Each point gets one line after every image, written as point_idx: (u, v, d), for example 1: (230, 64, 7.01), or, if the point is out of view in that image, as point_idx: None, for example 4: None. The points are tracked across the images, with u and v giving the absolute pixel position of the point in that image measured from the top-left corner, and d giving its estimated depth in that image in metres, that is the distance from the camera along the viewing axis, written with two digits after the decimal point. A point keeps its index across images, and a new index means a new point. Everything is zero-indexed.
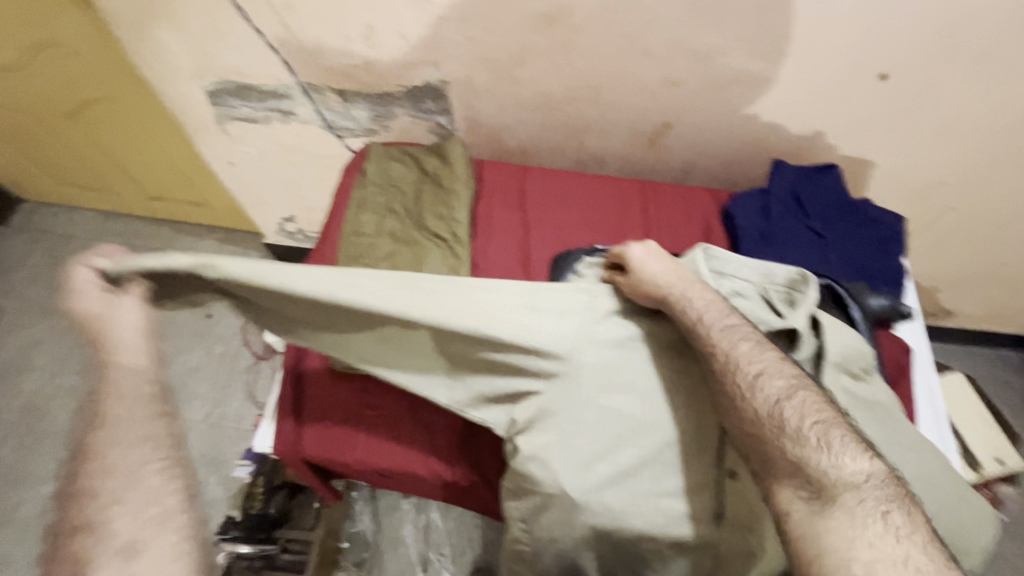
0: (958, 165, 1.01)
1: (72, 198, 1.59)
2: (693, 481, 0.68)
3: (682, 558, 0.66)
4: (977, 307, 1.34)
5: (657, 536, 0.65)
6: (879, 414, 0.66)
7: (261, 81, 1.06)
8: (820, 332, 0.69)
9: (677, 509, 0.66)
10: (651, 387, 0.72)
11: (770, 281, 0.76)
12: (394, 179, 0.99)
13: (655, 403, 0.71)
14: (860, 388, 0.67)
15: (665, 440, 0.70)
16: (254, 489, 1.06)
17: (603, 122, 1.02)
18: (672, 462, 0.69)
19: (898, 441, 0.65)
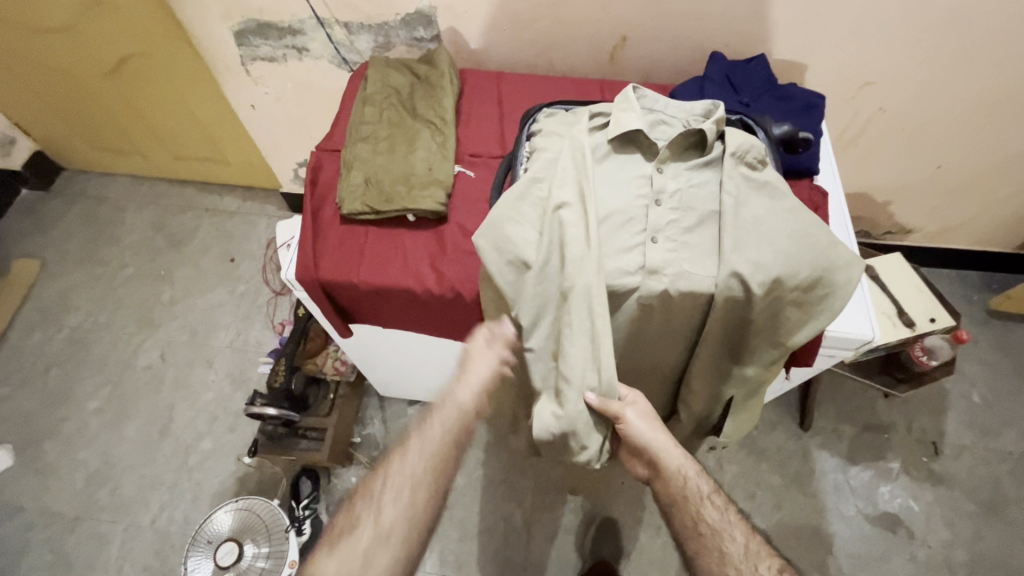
0: (878, 65, 1.17)
1: (119, 145, 1.85)
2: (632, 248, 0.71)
3: (623, 309, 0.70)
4: (903, 213, 1.59)
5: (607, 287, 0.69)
6: (772, 192, 0.69)
7: (277, 18, 1.20)
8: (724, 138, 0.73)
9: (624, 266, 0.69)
10: (613, 181, 0.73)
11: (691, 114, 0.78)
12: (390, 81, 1.05)
13: (616, 191, 0.72)
14: (755, 174, 0.70)
15: (624, 214, 0.71)
16: (277, 367, 1.22)
17: (566, 41, 1.17)
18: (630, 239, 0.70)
19: (791, 210, 0.68)
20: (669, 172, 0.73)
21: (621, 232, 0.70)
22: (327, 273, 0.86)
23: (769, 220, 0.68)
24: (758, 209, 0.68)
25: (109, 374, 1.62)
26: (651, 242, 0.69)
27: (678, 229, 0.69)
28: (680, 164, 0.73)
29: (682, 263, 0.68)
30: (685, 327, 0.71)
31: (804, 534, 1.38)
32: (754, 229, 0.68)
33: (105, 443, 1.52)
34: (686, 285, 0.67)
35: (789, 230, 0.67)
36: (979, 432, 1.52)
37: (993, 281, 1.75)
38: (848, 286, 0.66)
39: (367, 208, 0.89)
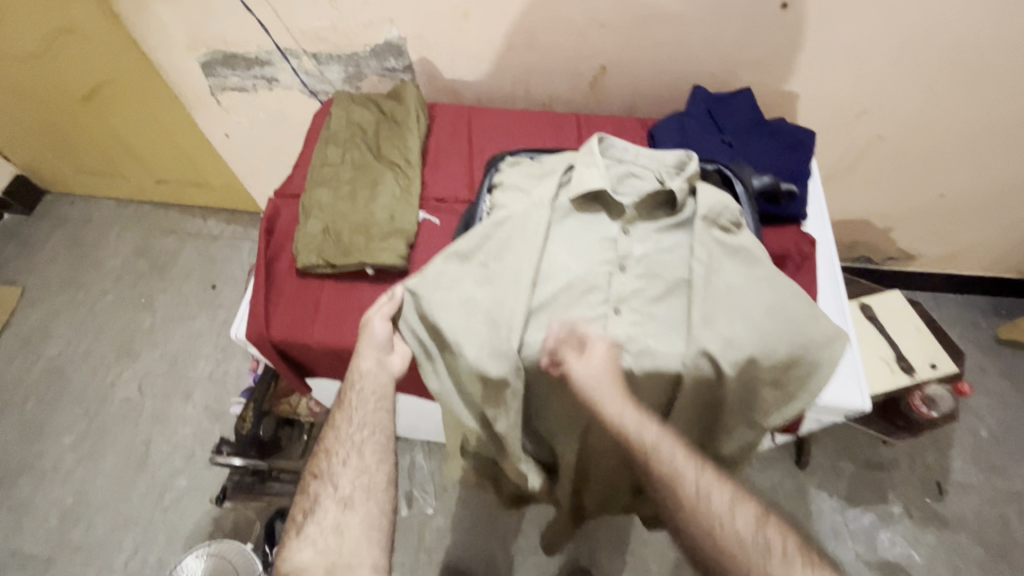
0: (875, 94, 1.10)
1: (100, 170, 1.82)
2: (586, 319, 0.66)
3: None
4: (906, 240, 1.51)
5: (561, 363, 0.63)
6: (746, 258, 0.64)
7: (244, 48, 1.16)
8: (696, 195, 0.67)
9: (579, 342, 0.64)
10: (569, 247, 0.68)
11: (663, 165, 0.71)
12: (354, 119, 1.00)
13: (574, 257, 0.67)
14: (727, 238, 0.64)
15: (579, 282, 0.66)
16: (245, 412, 1.16)
17: (543, 70, 1.11)
18: (587, 309, 0.65)
19: (764, 277, 0.63)
20: (636, 234, 0.68)
21: (582, 302, 0.65)
22: (279, 333, 0.81)
23: (740, 290, 0.62)
24: (728, 277, 0.63)
25: (86, 407, 1.59)
26: (614, 313, 0.65)
27: (645, 299, 0.64)
28: (648, 225, 0.68)
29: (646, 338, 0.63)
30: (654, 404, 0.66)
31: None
32: (727, 301, 0.62)
33: (81, 479, 1.49)
34: (651, 363, 0.62)
35: (762, 299, 0.62)
36: (987, 470, 1.44)
37: (1002, 306, 1.66)
38: (830, 362, 0.60)
39: (322, 262, 0.84)
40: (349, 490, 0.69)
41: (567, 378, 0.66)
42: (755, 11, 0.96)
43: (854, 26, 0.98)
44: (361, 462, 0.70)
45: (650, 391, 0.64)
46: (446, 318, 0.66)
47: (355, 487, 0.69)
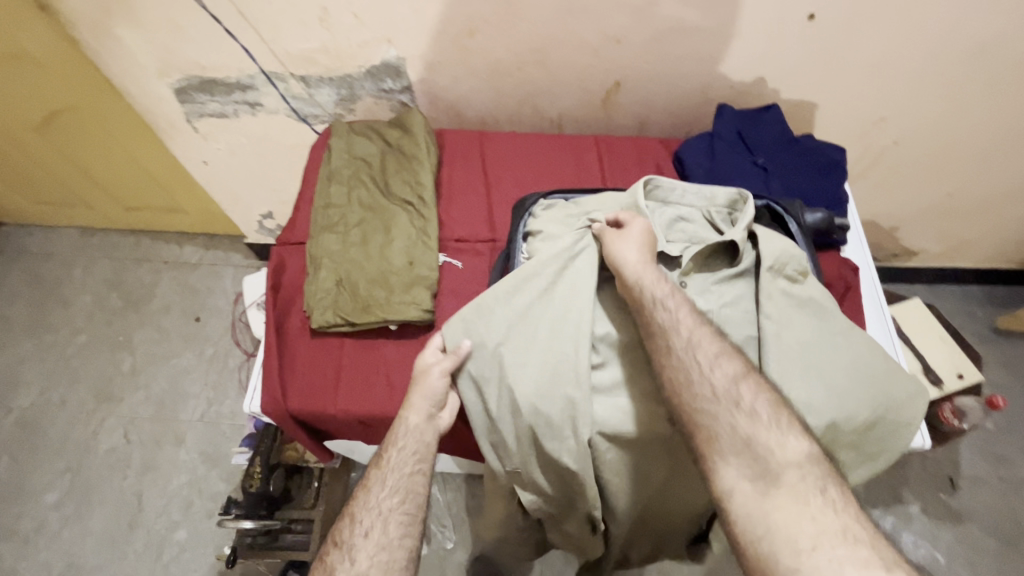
0: (894, 101, 1.07)
1: (62, 200, 1.68)
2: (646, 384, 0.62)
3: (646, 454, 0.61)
4: (911, 238, 1.51)
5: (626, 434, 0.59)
6: (813, 309, 0.61)
7: (223, 73, 1.05)
8: (756, 242, 0.63)
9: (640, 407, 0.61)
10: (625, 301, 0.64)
11: (713, 205, 0.68)
12: (357, 153, 0.92)
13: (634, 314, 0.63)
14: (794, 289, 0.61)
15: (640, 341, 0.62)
16: (251, 468, 1.08)
17: (553, 87, 1.04)
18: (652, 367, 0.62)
19: (833, 329, 0.60)
20: (694, 287, 0.64)
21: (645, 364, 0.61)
22: (299, 406, 0.73)
23: (812, 346, 0.59)
24: (800, 332, 0.59)
25: (67, 460, 1.47)
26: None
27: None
28: (706, 277, 0.64)
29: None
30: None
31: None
32: (802, 359, 0.58)
33: (69, 540, 1.38)
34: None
35: (836, 353, 0.59)
36: (994, 461, 1.47)
37: (999, 295, 1.68)
38: (911, 419, 0.59)
39: (340, 320, 0.77)
40: (365, 565, 0.58)
41: (635, 448, 0.61)
42: (778, 24, 0.92)
43: (878, 36, 0.94)
44: (386, 533, 0.60)
45: None
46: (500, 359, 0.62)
47: (372, 564, 0.58)
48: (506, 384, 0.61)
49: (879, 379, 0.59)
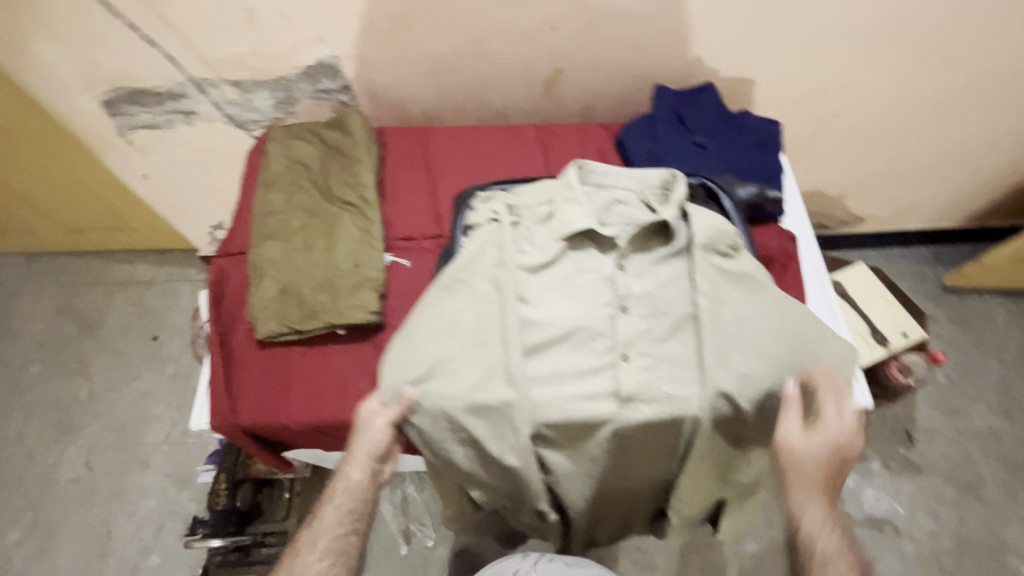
0: (829, 74, 1.10)
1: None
2: (590, 369, 0.61)
3: (595, 439, 0.61)
4: (863, 205, 1.55)
5: (573, 420, 0.59)
6: (748, 283, 0.63)
7: (152, 82, 1.01)
8: (689, 220, 0.65)
9: (586, 392, 0.60)
10: (565, 288, 0.64)
11: (647, 186, 0.68)
12: (296, 156, 0.90)
13: (573, 299, 0.63)
14: (728, 264, 0.63)
15: (579, 326, 0.62)
16: (217, 484, 1.07)
17: (494, 77, 1.03)
18: (593, 352, 0.62)
19: (766, 301, 0.62)
20: (632, 268, 0.65)
21: (586, 348, 0.62)
22: (248, 418, 0.73)
23: (745, 318, 0.61)
24: (731, 306, 0.62)
25: (28, 495, 1.41)
26: (622, 360, 0.61)
27: (652, 340, 0.62)
28: (643, 257, 0.65)
29: (659, 382, 0.60)
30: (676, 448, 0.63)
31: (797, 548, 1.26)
32: (734, 332, 0.61)
33: None
34: (668, 408, 0.59)
35: (767, 324, 0.61)
36: (949, 414, 1.53)
37: (943, 258, 1.73)
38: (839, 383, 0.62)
39: (285, 328, 0.75)
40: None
41: (582, 434, 0.61)
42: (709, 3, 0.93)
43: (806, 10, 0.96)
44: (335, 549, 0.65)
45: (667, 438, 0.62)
46: (437, 358, 0.62)
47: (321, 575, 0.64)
48: (450, 382, 0.61)
49: (810, 348, 0.62)
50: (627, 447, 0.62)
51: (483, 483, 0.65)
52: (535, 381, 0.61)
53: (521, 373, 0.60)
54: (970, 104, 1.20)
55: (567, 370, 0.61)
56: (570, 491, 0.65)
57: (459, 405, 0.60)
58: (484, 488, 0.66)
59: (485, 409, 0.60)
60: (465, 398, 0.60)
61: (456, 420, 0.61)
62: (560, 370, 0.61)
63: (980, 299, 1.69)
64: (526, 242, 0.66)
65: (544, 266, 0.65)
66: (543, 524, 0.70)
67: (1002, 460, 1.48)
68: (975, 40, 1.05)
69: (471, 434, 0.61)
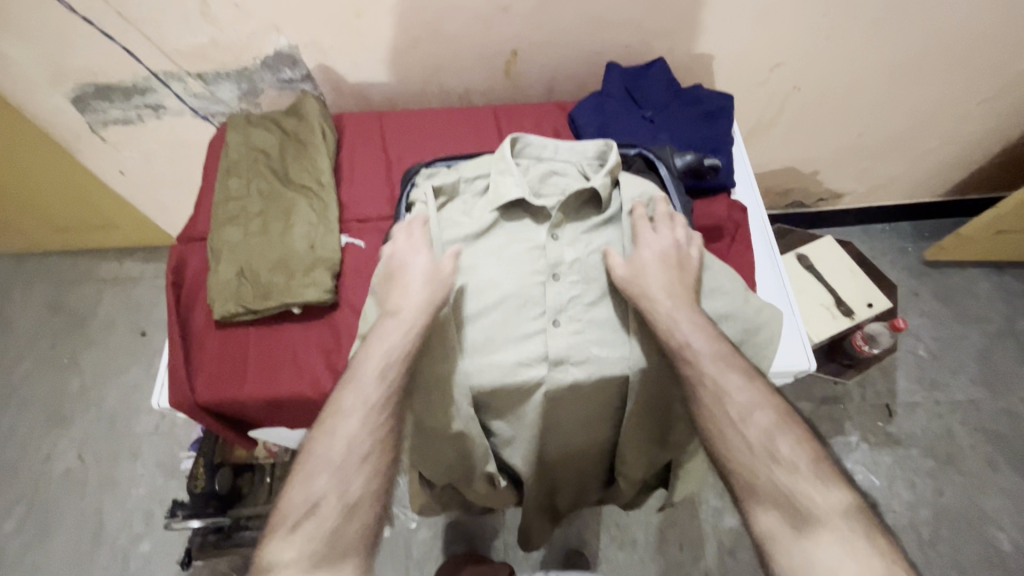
0: (788, 47, 1.10)
1: None
2: (522, 335, 0.64)
3: (530, 402, 0.63)
4: (839, 181, 1.54)
5: (507, 385, 0.62)
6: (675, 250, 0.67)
7: (117, 77, 1.04)
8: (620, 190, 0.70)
9: (519, 356, 0.63)
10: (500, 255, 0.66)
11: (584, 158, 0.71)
12: (255, 144, 0.92)
13: (508, 266, 0.65)
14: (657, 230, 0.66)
15: (512, 292, 0.64)
16: (195, 468, 1.09)
17: (452, 62, 1.05)
18: (525, 317, 0.64)
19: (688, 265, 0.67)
20: (566, 236, 0.68)
21: (519, 315, 0.64)
22: (205, 396, 0.75)
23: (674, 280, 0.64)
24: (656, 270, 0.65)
25: (23, 487, 1.45)
26: (554, 325, 0.64)
27: (583, 305, 0.65)
28: (575, 227, 0.68)
29: (590, 346, 0.63)
30: (608, 412, 0.66)
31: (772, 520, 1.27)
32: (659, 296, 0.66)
33: (32, 565, 1.37)
34: (598, 369, 0.63)
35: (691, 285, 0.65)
36: (929, 387, 1.54)
37: (926, 229, 1.73)
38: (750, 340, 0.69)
39: (241, 309, 0.78)
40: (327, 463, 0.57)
41: (515, 397, 0.63)
42: None
43: None
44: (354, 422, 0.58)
45: (601, 398, 0.64)
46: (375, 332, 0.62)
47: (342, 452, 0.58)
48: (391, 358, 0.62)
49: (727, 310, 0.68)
50: (559, 411, 0.65)
51: (431, 454, 0.69)
52: (467, 348, 0.63)
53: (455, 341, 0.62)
54: (931, 73, 1.21)
55: (500, 338, 0.64)
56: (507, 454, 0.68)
57: None
58: (433, 456, 0.70)
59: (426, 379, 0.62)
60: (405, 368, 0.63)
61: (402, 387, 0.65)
62: (494, 336, 0.64)
63: (960, 273, 1.68)
64: (462, 214, 0.69)
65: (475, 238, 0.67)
66: (491, 493, 0.74)
67: (982, 431, 1.48)
68: (930, 5, 1.05)
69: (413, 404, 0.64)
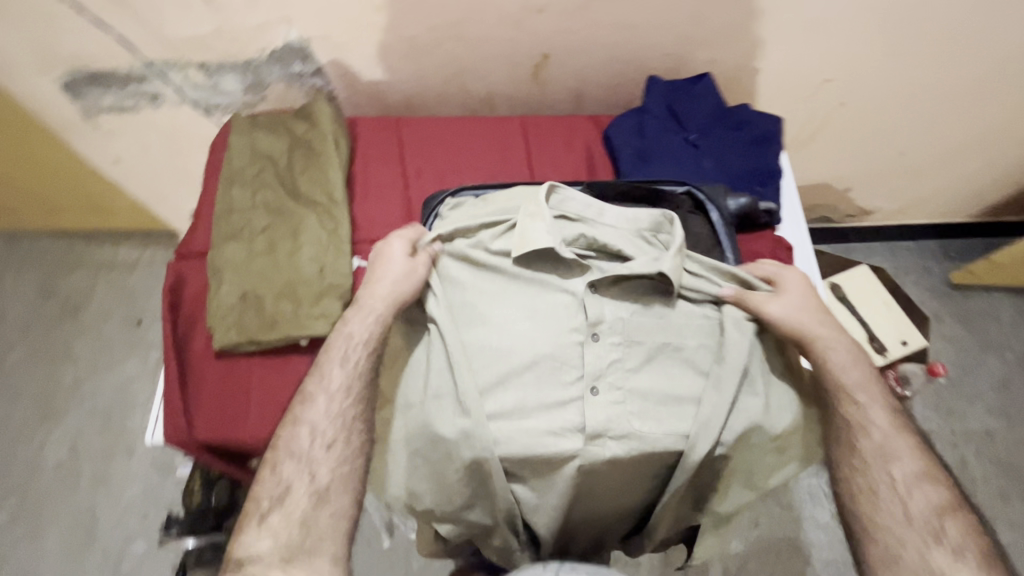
0: (841, 61, 1.02)
1: None
2: (555, 402, 0.63)
3: (561, 472, 0.62)
4: (884, 199, 1.45)
5: (541, 454, 0.61)
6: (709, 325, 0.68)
7: (111, 63, 0.95)
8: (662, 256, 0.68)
9: (553, 424, 0.63)
10: (535, 316, 0.67)
11: (637, 226, 0.70)
12: (261, 150, 0.84)
13: (542, 330, 0.66)
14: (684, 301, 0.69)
15: (546, 358, 0.65)
16: (192, 483, 1.03)
17: (475, 61, 0.96)
18: (559, 384, 0.64)
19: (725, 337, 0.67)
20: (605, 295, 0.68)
21: (555, 379, 0.64)
22: (201, 434, 0.71)
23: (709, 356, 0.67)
24: (688, 340, 0.67)
25: (12, 479, 1.38)
26: (592, 393, 0.64)
27: (622, 372, 0.65)
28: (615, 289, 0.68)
29: (627, 416, 0.63)
30: (639, 486, 0.65)
31: (785, 550, 1.19)
32: (693, 367, 0.67)
33: (21, 561, 1.31)
34: (636, 444, 0.62)
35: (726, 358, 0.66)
36: (946, 415, 1.44)
37: (952, 249, 1.61)
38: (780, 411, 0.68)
39: (244, 338, 0.72)
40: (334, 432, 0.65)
41: (545, 465, 0.62)
42: None
43: None
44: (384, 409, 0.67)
45: (635, 469, 0.63)
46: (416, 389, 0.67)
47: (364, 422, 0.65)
48: (426, 413, 0.64)
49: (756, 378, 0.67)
50: (591, 486, 0.63)
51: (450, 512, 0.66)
52: (498, 412, 0.63)
53: (488, 405, 0.63)
54: (987, 93, 1.12)
55: (534, 402, 0.63)
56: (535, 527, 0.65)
57: (431, 432, 0.63)
58: (452, 515, 0.66)
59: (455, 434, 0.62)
60: (434, 429, 0.63)
61: (431, 445, 0.64)
62: (526, 403, 0.63)
63: (987, 296, 1.58)
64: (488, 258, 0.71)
65: (510, 295, 0.68)
66: (510, 555, 0.69)
67: (997, 463, 1.40)
68: (998, 21, 0.97)
69: (440, 456, 0.63)
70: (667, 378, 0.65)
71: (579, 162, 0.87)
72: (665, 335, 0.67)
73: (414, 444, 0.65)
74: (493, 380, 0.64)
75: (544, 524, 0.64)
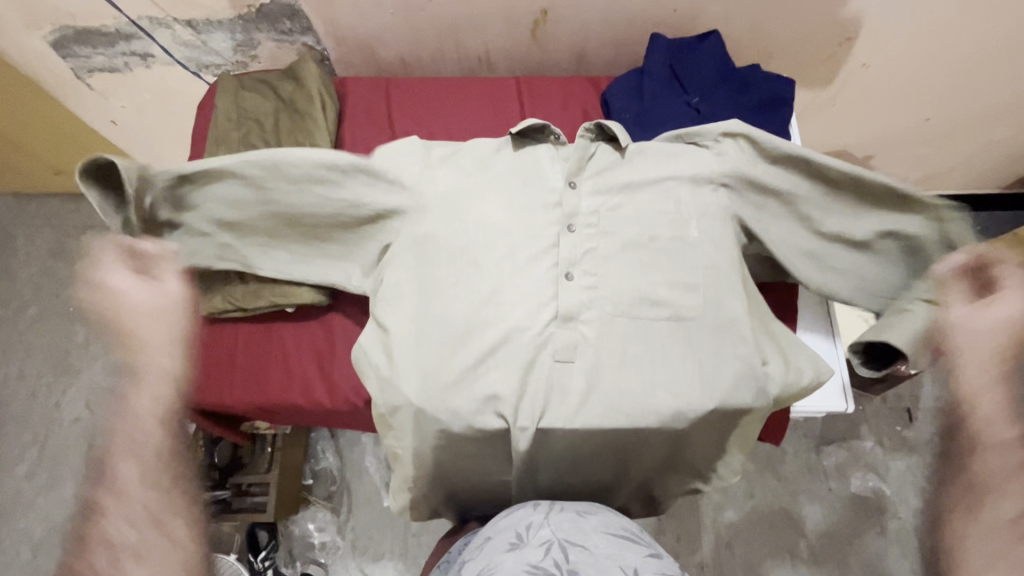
0: (866, 15, 0.94)
1: None
2: (529, 327, 0.64)
3: (531, 392, 0.63)
4: (909, 168, 1.36)
5: (511, 374, 0.62)
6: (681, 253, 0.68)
7: (98, 21, 0.93)
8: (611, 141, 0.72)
9: (525, 346, 0.63)
10: (510, 248, 0.67)
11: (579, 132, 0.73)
12: (246, 111, 0.82)
13: (517, 260, 0.66)
14: (670, 230, 0.69)
15: (517, 284, 0.65)
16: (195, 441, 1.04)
17: (469, 17, 0.91)
18: (532, 312, 0.64)
19: (694, 264, 0.68)
20: (583, 224, 0.68)
21: (533, 267, 0.66)
22: (191, 400, 0.75)
23: (688, 282, 0.67)
24: (670, 271, 0.67)
25: (35, 430, 1.44)
26: (565, 278, 0.66)
27: (597, 293, 0.66)
28: (593, 182, 0.70)
29: (599, 303, 0.65)
30: (616, 380, 0.63)
31: (778, 519, 1.20)
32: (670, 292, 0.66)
33: (47, 507, 1.38)
34: (606, 364, 0.64)
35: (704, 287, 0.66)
36: None
37: (979, 221, 1.52)
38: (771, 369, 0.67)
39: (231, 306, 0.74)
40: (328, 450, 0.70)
41: (519, 387, 0.62)
42: None
43: None
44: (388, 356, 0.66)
45: (615, 394, 0.63)
46: (388, 315, 0.68)
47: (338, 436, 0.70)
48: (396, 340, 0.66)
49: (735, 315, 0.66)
50: (565, 373, 0.63)
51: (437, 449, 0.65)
52: (466, 339, 0.64)
53: (459, 332, 0.64)
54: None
55: (510, 290, 0.65)
56: (512, 433, 0.63)
57: (408, 359, 0.65)
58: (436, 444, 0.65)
59: (428, 322, 0.66)
60: (405, 357, 0.65)
61: (408, 376, 0.64)
62: (497, 330, 0.64)
63: None
64: (475, 164, 0.71)
65: (487, 190, 0.69)
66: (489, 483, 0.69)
67: None
68: None
69: (423, 384, 0.64)
70: (642, 303, 0.66)
71: (574, 125, 0.85)
72: (630, 233, 0.68)
73: (395, 375, 0.65)
74: (469, 269, 0.66)
75: (522, 419, 0.62)
